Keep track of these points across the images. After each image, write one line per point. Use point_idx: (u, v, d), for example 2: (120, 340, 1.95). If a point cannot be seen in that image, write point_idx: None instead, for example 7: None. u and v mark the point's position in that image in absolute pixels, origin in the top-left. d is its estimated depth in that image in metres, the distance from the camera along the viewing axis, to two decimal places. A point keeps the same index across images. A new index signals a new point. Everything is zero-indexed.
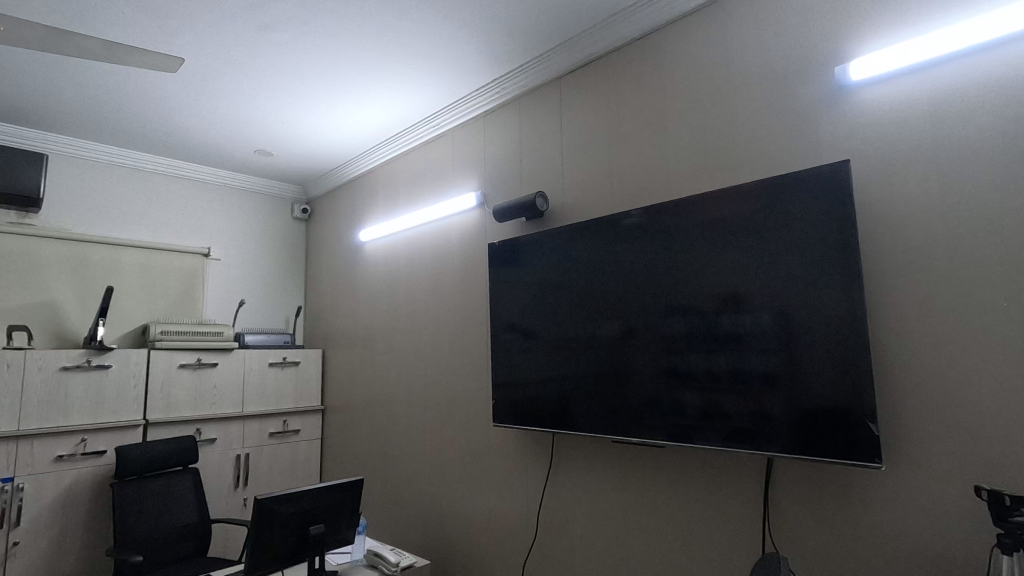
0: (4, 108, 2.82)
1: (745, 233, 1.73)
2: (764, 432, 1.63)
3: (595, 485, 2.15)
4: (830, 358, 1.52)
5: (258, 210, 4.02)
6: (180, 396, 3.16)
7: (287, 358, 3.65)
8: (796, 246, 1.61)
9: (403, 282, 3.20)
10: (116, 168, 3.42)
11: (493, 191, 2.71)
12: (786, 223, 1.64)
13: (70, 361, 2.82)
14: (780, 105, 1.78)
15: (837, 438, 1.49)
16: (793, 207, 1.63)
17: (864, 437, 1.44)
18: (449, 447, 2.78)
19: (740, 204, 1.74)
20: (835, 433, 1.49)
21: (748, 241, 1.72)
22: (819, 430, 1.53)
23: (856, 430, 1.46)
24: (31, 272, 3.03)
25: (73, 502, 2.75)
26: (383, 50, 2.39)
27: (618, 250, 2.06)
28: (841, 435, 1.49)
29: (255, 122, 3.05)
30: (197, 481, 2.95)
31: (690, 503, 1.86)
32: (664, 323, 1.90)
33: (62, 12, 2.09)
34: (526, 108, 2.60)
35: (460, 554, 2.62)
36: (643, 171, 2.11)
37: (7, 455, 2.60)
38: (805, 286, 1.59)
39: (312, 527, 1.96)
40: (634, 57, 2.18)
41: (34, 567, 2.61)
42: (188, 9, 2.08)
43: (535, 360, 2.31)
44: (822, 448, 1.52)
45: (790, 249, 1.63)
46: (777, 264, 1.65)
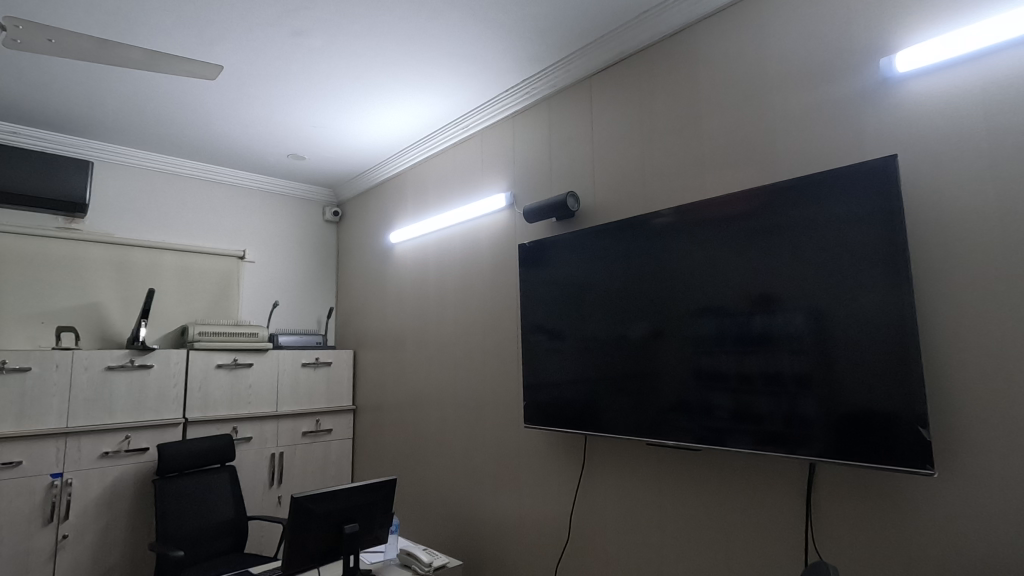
0: (53, 117, 2.94)
1: (778, 232, 1.69)
2: (799, 435, 1.59)
3: (628, 487, 2.12)
4: (869, 360, 1.48)
5: (291, 214, 4.10)
6: (217, 395, 3.24)
7: (319, 359, 3.71)
8: (834, 245, 1.57)
9: (434, 284, 3.22)
10: (157, 174, 3.53)
11: (523, 192, 2.71)
12: (824, 221, 1.59)
13: (114, 361, 2.92)
14: (821, 99, 1.73)
15: (879, 442, 1.45)
16: (831, 205, 1.58)
17: (908, 442, 1.39)
18: (480, 447, 2.78)
19: (775, 202, 1.70)
20: (876, 437, 1.45)
21: (782, 240, 1.68)
22: (858, 434, 1.48)
23: (898, 434, 1.41)
24: (77, 275, 3.14)
25: (117, 497, 2.85)
26: (414, 53, 2.41)
27: (647, 250, 2.04)
28: (882, 439, 1.44)
29: (288, 127, 3.11)
30: (234, 479, 3.02)
31: (728, 511, 1.82)
32: (694, 324, 1.87)
33: (106, 24, 2.16)
34: (557, 109, 2.59)
35: (492, 555, 2.62)
36: (675, 171, 2.08)
37: (56, 452, 2.71)
38: (842, 286, 1.54)
39: (346, 526, 1.99)
40: (666, 55, 2.15)
41: (81, 560, 2.71)
42: (225, 17, 2.14)
43: (566, 361, 2.29)
44: (861, 452, 1.47)
45: (827, 248, 1.58)
46: (812, 263, 1.61)
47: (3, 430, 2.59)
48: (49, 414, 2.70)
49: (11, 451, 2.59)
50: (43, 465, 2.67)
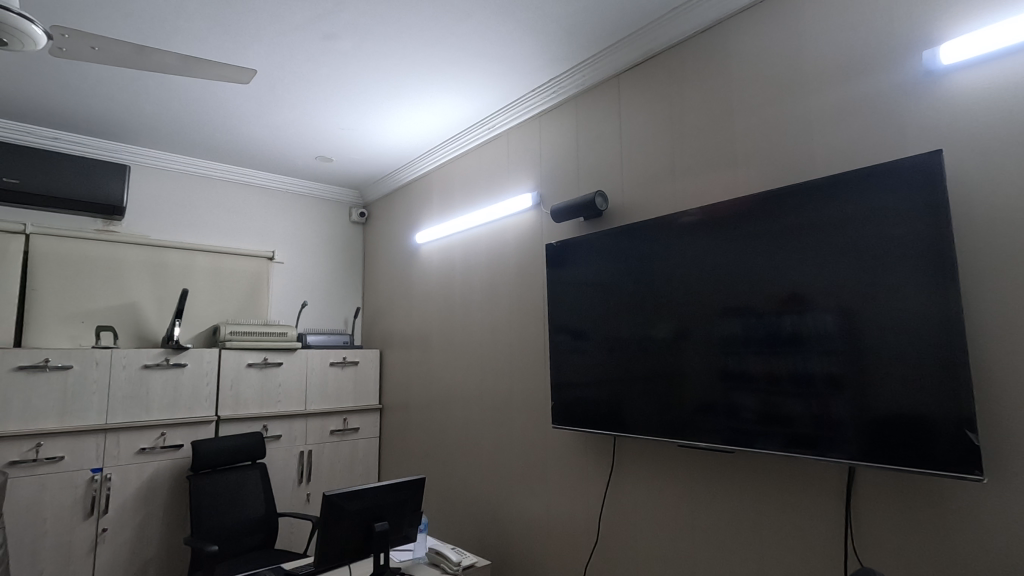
0: (93, 123, 3.03)
1: (811, 230, 1.66)
2: (830, 438, 1.56)
3: (659, 488, 2.10)
4: (906, 362, 1.44)
5: (318, 215, 4.16)
6: (248, 394, 3.30)
7: (347, 358, 3.76)
8: (869, 243, 1.53)
9: (460, 284, 3.23)
10: (190, 177, 3.61)
11: (550, 191, 2.70)
12: (859, 219, 1.56)
13: (151, 360, 3.00)
14: (861, 93, 1.68)
15: (915, 447, 1.41)
16: (867, 203, 1.55)
17: (945, 446, 1.36)
18: (507, 447, 2.78)
19: (807, 200, 1.67)
20: (912, 441, 1.41)
21: (814, 239, 1.65)
22: (893, 437, 1.45)
23: (936, 439, 1.38)
24: (115, 276, 3.23)
25: (154, 492, 2.92)
26: (443, 54, 2.42)
27: (673, 250, 2.02)
28: (918, 443, 1.41)
29: (316, 129, 3.15)
30: (265, 476, 3.07)
31: (762, 517, 1.79)
32: (722, 325, 1.85)
33: (145, 30, 2.22)
34: (584, 108, 2.57)
35: (520, 555, 2.62)
36: (707, 168, 2.05)
37: (96, 447, 2.79)
38: (877, 286, 1.50)
39: (376, 523, 2.00)
40: (698, 52, 2.12)
41: (120, 552, 2.79)
42: (258, 22, 2.17)
43: (592, 361, 2.28)
44: (896, 456, 1.44)
45: (861, 246, 1.55)
46: (845, 263, 1.57)
47: (47, 426, 2.68)
48: (89, 411, 2.79)
49: (54, 446, 2.68)
50: (84, 460, 2.75)
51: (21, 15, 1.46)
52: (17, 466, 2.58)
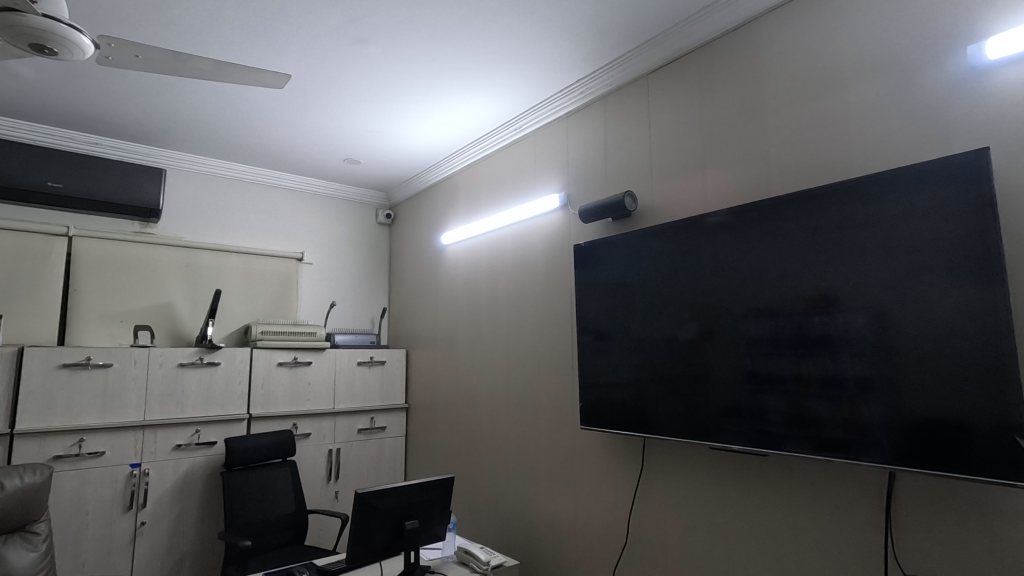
0: (130, 128, 3.12)
1: (843, 230, 1.63)
2: (860, 441, 1.54)
3: (689, 490, 2.08)
4: (941, 365, 1.41)
5: (346, 216, 4.22)
6: (278, 392, 3.36)
7: (374, 357, 3.80)
8: (906, 243, 1.50)
9: (486, 284, 3.24)
10: (222, 180, 3.70)
11: (578, 192, 2.70)
12: (894, 218, 1.53)
13: (186, 358, 3.07)
14: (900, 90, 1.64)
15: (950, 451, 1.39)
16: (904, 201, 1.51)
17: (984, 452, 1.33)
18: (534, 448, 2.79)
19: (840, 199, 1.64)
20: (948, 445, 1.39)
21: (845, 239, 1.62)
22: (927, 441, 1.42)
23: (972, 443, 1.35)
24: (151, 276, 3.32)
25: (189, 487, 3.00)
26: (472, 57, 2.44)
27: (699, 250, 2.00)
28: (955, 447, 1.38)
29: (345, 132, 3.20)
30: (295, 473, 3.13)
31: (799, 521, 1.76)
32: (748, 326, 1.84)
33: (185, 38, 2.29)
34: (611, 109, 2.57)
35: (547, 555, 2.63)
36: (738, 168, 2.03)
37: (135, 443, 2.88)
38: (912, 286, 1.48)
39: (407, 522, 2.03)
40: (729, 51, 2.10)
41: (158, 546, 2.87)
42: (291, 28, 2.22)
43: (618, 362, 2.27)
44: (930, 460, 1.42)
45: (896, 246, 1.52)
46: (878, 263, 1.55)
47: (89, 422, 2.76)
48: (128, 407, 2.87)
49: (96, 441, 2.77)
50: (124, 455, 2.84)
51: (71, 26, 1.51)
52: (61, 460, 2.68)
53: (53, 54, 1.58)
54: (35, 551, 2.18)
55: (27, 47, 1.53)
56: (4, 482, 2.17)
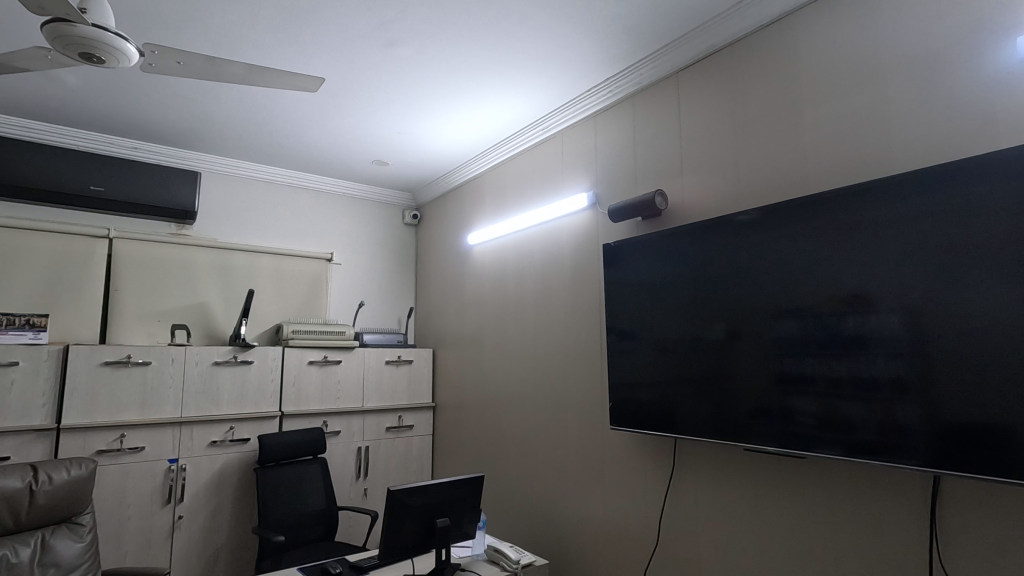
0: (167, 133, 3.21)
1: (877, 229, 1.60)
2: (896, 445, 1.51)
3: (721, 491, 2.06)
4: (981, 366, 1.37)
5: (373, 217, 4.28)
6: (309, 390, 3.42)
7: (402, 356, 3.84)
8: (944, 241, 1.47)
9: (513, 284, 3.25)
10: (254, 182, 3.78)
11: (606, 191, 2.69)
12: (931, 215, 1.49)
13: (220, 357, 3.14)
14: (942, 85, 1.61)
15: (991, 455, 1.35)
16: (942, 199, 1.48)
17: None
18: (562, 447, 2.79)
19: (875, 198, 1.61)
20: (988, 448, 1.35)
21: (879, 237, 1.59)
22: (966, 445, 1.39)
23: (1014, 447, 1.31)
24: (187, 277, 3.41)
25: (224, 482, 3.07)
26: (501, 58, 2.45)
27: (728, 249, 1.98)
28: (996, 451, 1.34)
29: (374, 134, 3.24)
30: (325, 470, 3.18)
31: (836, 524, 1.73)
32: (777, 326, 1.81)
33: (221, 45, 2.35)
34: (640, 108, 2.55)
35: (576, 555, 2.63)
36: (771, 167, 2.00)
37: (173, 439, 2.96)
38: (949, 285, 1.44)
39: (438, 519, 2.04)
40: (761, 48, 2.08)
41: (194, 539, 2.95)
42: (323, 32, 2.25)
43: (646, 362, 2.25)
44: (968, 465, 1.38)
45: (933, 245, 1.48)
46: (914, 262, 1.51)
47: (129, 418, 2.85)
48: (165, 404, 2.95)
49: (136, 437, 2.86)
50: (162, 451, 2.92)
51: (117, 34, 1.55)
52: (104, 455, 2.77)
53: (101, 63, 1.63)
54: (81, 542, 2.26)
55: (76, 55, 1.59)
56: (51, 475, 2.24)
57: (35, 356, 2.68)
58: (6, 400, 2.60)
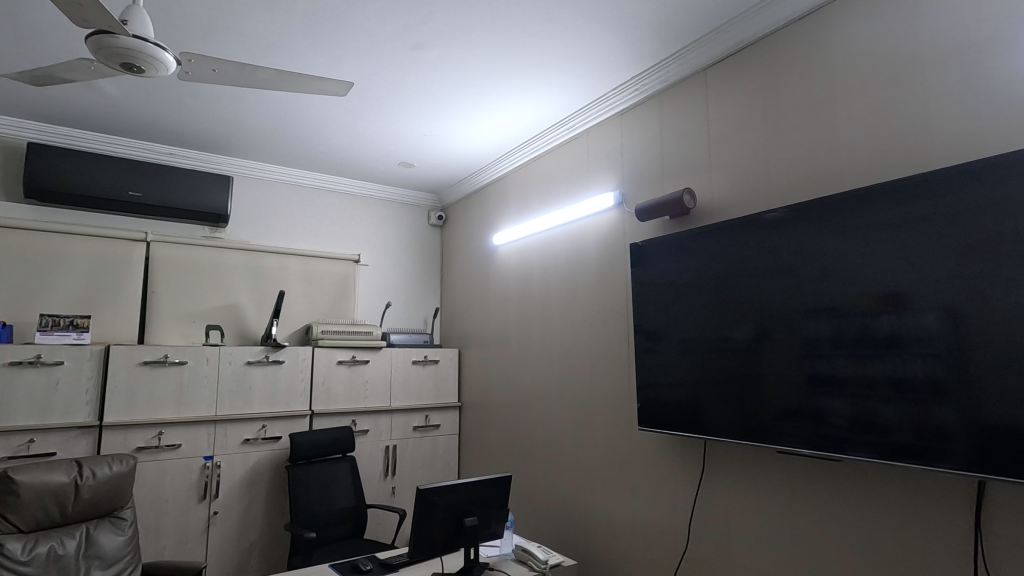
0: (201, 139, 3.30)
1: (912, 226, 1.55)
2: (934, 448, 1.46)
3: (753, 494, 2.03)
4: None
5: (400, 219, 4.33)
6: (338, 390, 3.48)
7: (427, 356, 3.87)
8: (984, 237, 1.42)
9: (539, 284, 3.25)
10: (284, 185, 3.86)
11: (633, 190, 2.67)
12: (970, 211, 1.44)
13: (253, 356, 3.22)
14: (982, 78, 1.56)
15: None
16: (982, 194, 1.43)
17: None
18: (589, 448, 2.78)
19: (910, 194, 1.56)
20: None
21: (916, 234, 1.54)
22: (1008, 448, 1.34)
23: None
24: (221, 278, 3.49)
25: (257, 479, 3.14)
26: (527, 58, 2.45)
27: (756, 248, 1.95)
28: None
29: (400, 137, 3.28)
30: (354, 468, 3.23)
31: (875, 529, 1.68)
32: (807, 326, 1.77)
33: (253, 52, 2.40)
34: (667, 106, 2.53)
35: (603, 556, 2.62)
36: (802, 164, 1.97)
37: (208, 436, 3.04)
38: (990, 283, 1.39)
39: (466, 519, 2.06)
40: (792, 42, 2.03)
41: (229, 535, 3.02)
42: (351, 35, 2.28)
43: (674, 362, 2.23)
44: (1012, 469, 1.33)
45: (972, 241, 1.44)
46: (952, 260, 1.46)
47: (166, 416, 2.94)
48: (200, 403, 3.04)
49: (173, 434, 2.94)
50: (197, 448, 3.00)
51: (156, 44, 1.59)
52: (143, 451, 2.86)
53: (141, 72, 1.68)
54: (122, 535, 2.33)
55: (118, 65, 1.64)
56: (95, 470, 2.32)
57: (78, 356, 2.79)
58: (52, 397, 2.71)
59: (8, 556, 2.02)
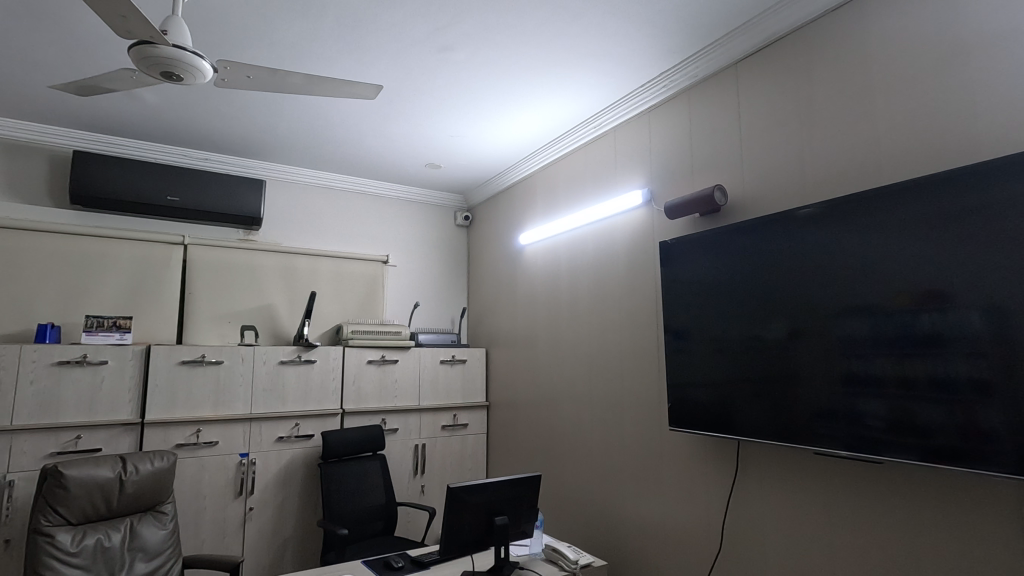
0: (234, 143, 3.39)
1: (955, 221, 1.50)
2: (979, 450, 1.41)
3: (789, 495, 1.99)
4: None
5: (427, 219, 4.37)
6: (368, 389, 3.53)
7: (455, 356, 3.90)
8: None
9: (566, 284, 3.25)
10: (314, 188, 3.94)
11: (662, 188, 2.64)
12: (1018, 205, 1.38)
13: (286, 356, 3.29)
14: None
15: None
16: None
17: None
18: (619, 448, 2.76)
19: (953, 188, 1.51)
20: None
21: (959, 228, 1.49)
22: None
23: None
24: (254, 280, 3.58)
25: (291, 476, 3.21)
26: (554, 57, 2.45)
27: (789, 245, 1.91)
28: None
29: (427, 138, 3.31)
30: (384, 466, 3.27)
31: (917, 534, 1.63)
32: (842, 325, 1.73)
33: (285, 57, 2.46)
34: (696, 102, 2.49)
35: (633, 557, 2.60)
36: (838, 159, 1.92)
37: (244, 434, 3.12)
38: None
39: (497, 518, 2.06)
40: (826, 34, 1.99)
41: (264, 530, 3.09)
42: (379, 40, 2.32)
43: (704, 362, 2.19)
44: None
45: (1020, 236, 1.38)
46: (997, 255, 1.41)
47: (204, 414, 3.03)
48: (236, 401, 3.11)
49: (211, 432, 3.03)
50: (234, 445, 3.08)
51: (193, 52, 1.64)
52: (182, 448, 2.95)
53: (180, 80, 1.73)
54: (164, 529, 2.41)
55: (159, 74, 1.69)
56: (138, 466, 2.40)
57: (121, 355, 2.89)
58: (97, 396, 2.81)
59: (58, 547, 2.12)
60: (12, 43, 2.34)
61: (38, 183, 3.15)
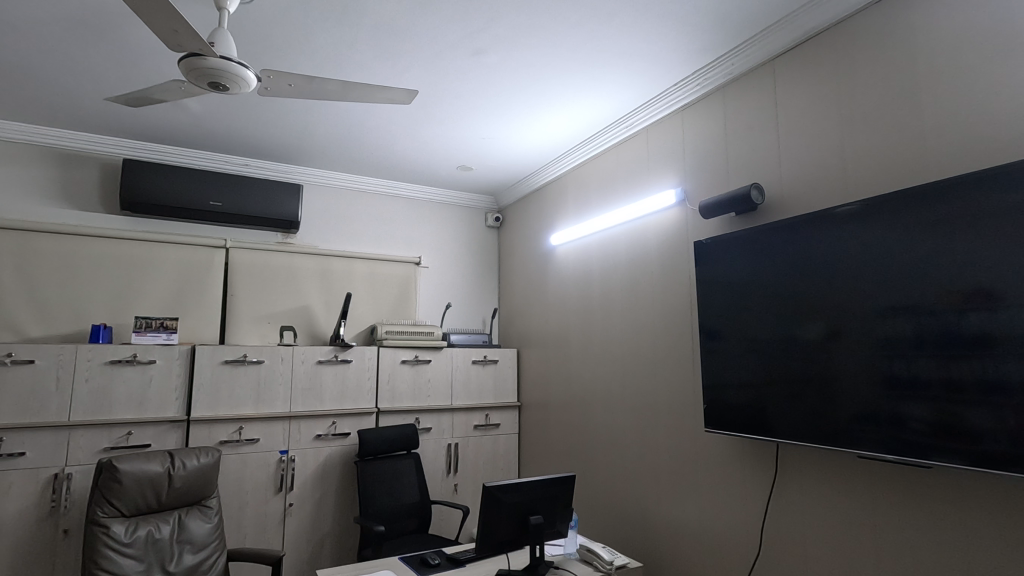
0: (273, 149, 3.48)
1: (1004, 218, 1.44)
2: None
3: (830, 499, 1.94)
4: None
5: (458, 221, 4.42)
6: (402, 388, 3.59)
7: (487, 357, 3.93)
8: None
9: (599, 284, 3.24)
10: (349, 192, 4.02)
11: (696, 187, 2.61)
12: None
13: (323, 356, 3.37)
14: None
15: None
16: None
17: None
18: (653, 449, 2.74)
19: (1002, 185, 1.45)
20: None
21: (1012, 224, 1.43)
22: None
23: None
24: (292, 282, 3.67)
25: (328, 474, 3.29)
26: (586, 58, 2.45)
27: (827, 244, 1.87)
28: None
29: (459, 141, 3.35)
30: (418, 465, 3.32)
31: (969, 540, 1.57)
32: (884, 325, 1.69)
33: (323, 66, 2.53)
34: (732, 99, 2.46)
35: (669, 558, 2.57)
36: (879, 155, 1.87)
37: (284, 431, 3.21)
38: None
39: (531, 517, 2.07)
40: (867, 29, 1.94)
41: (303, 525, 3.18)
42: (413, 45, 2.36)
43: (740, 362, 2.16)
44: None
45: None
46: None
47: (246, 412, 3.13)
48: (276, 400, 3.21)
49: (252, 429, 3.12)
50: (274, 442, 3.17)
51: (239, 63, 1.70)
52: (226, 445, 3.05)
53: (226, 89, 1.81)
54: (209, 522, 2.50)
55: (206, 84, 1.76)
56: (185, 461, 2.50)
57: (169, 355, 3.01)
58: (147, 393, 2.93)
59: (113, 538, 2.22)
60: (71, 59, 2.47)
61: (92, 191, 3.31)
